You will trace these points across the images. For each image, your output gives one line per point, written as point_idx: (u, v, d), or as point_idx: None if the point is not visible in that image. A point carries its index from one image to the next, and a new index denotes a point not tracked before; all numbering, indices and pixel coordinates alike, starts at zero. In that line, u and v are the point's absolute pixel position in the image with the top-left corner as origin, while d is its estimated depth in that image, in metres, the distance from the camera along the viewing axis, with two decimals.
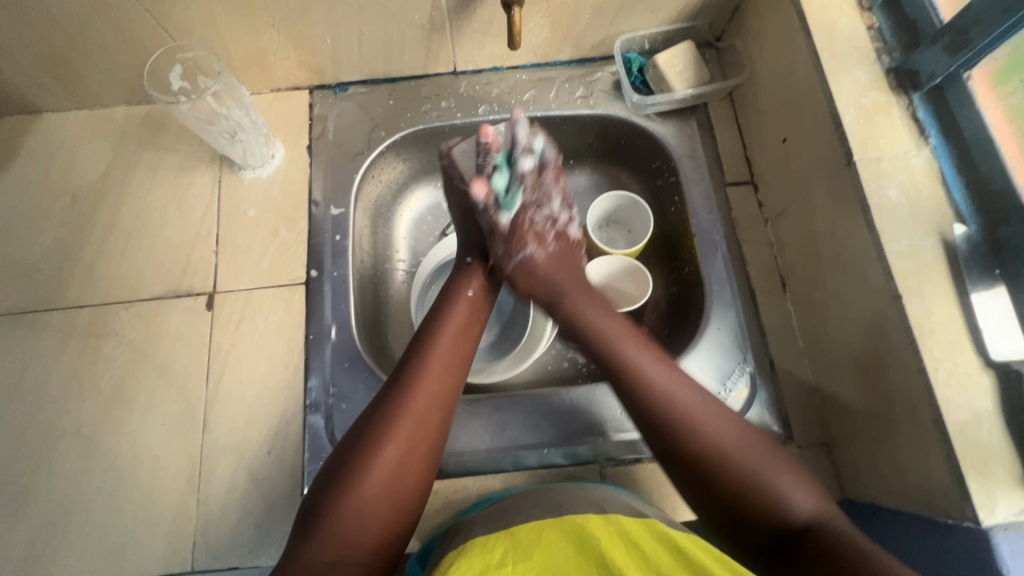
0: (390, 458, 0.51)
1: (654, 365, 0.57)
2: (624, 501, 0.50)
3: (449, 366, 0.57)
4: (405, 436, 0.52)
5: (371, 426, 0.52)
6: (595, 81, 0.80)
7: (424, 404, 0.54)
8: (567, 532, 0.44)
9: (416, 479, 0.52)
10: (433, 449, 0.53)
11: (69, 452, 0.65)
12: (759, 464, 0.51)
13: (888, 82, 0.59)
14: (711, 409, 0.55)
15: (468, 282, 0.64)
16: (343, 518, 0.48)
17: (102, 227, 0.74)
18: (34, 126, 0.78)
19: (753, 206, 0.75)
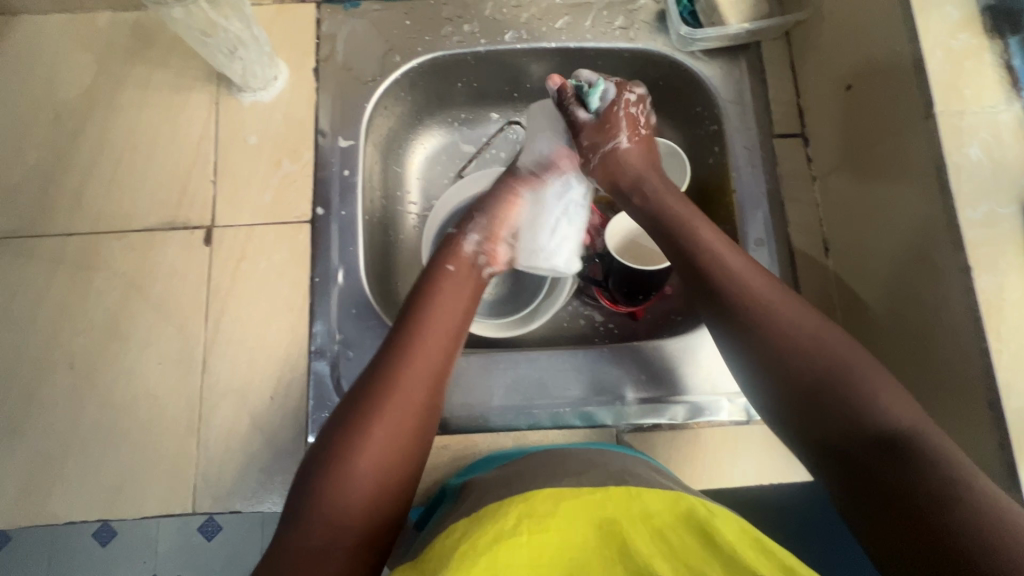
0: (376, 439, 0.47)
1: (731, 252, 0.53)
2: (646, 472, 0.47)
3: (439, 337, 0.53)
4: (393, 413, 0.48)
5: (351, 412, 0.48)
6: (636, 10, 0.71)
7: (406, 383, 0.49)
8: (588, 507, 0.41)
9: (410, 453, 0.48)
10: (426, 418, 0.50)
11: (63, 386, 0.62)
12: (844, 367, 0.46)
13: (982, 22, 0.51)
14: (783, 303, 0.50)
15: (449, 263, 0.59)
16: (326, 504, 0.44)
17: (89, 149, 0.68)
18: (10, 30, 0.70)
19: (801, 162, 0.69)
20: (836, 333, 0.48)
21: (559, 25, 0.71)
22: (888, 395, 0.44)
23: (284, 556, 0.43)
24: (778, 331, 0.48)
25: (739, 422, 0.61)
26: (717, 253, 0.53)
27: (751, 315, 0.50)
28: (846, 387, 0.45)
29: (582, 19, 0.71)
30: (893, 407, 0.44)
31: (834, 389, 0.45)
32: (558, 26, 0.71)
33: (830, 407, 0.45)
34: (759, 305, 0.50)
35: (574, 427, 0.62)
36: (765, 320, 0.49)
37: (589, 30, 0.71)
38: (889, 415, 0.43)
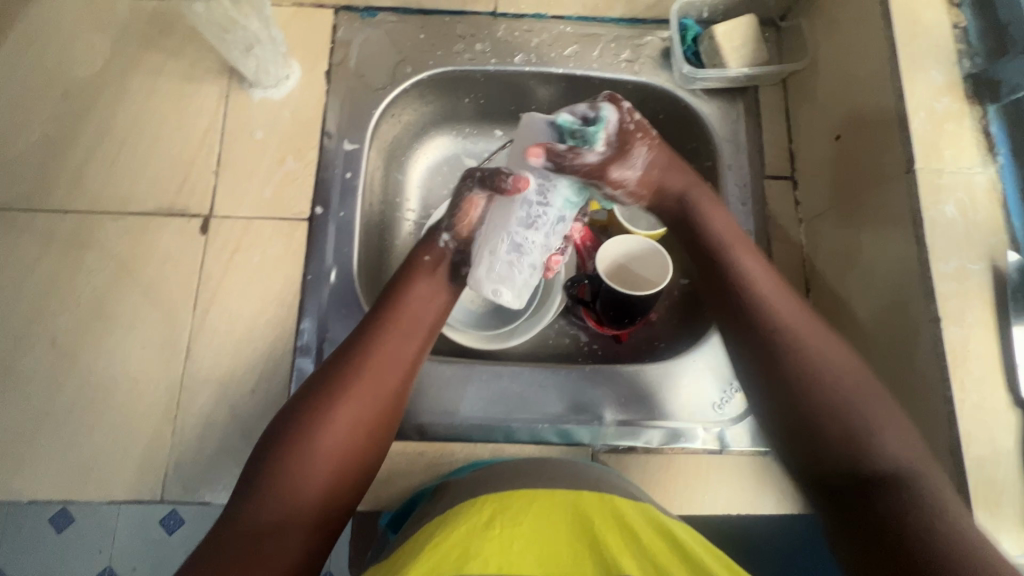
0: (343, 422, 0.48)
1: (764, 275, 0.55)
2: (618, 482, 0.49)
3: (411, 330, 0.54)
4: (359, 395, 0.49)
5: (317, 395, 0.49)
6: (642, 45, 0.74)
7: (381, 365, 0.51)
8: (561, 505, 0.43)
9: (368, 441, 0.49)
10: (389, 409, 0.51)
11: (41, 363, 0.61)
12: (858, 403, 0.48)
13: (965, 89, 0.55)
14: (814, 338, 0.51)
15: (423, 261, 0.58)
16: (286, 482, 0.45)
17: (94, 129, 0.68)
18: (27, 7, 0.71)
19: (789, 203, 0.71)
20: (857, 371, 0.49)
21: (567, 52, 0.74)
22: (896, 438, 0.46)
23: (236, 524, 0.43)
24: (815, 370, 0.49)
25: (713, 451, 0.62)
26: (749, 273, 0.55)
27: (788, 342, 0.51)
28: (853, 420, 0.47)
29: (590, 49, 0.74)
30: (896, 446, 0.46)
31: (843, 421, 0.47)
32: (566, 53, 0.74)
33: (840, 442, 0.47)
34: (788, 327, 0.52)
35: (551, 444, 0.63)
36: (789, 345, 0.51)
37: (596, 60, 0.74)
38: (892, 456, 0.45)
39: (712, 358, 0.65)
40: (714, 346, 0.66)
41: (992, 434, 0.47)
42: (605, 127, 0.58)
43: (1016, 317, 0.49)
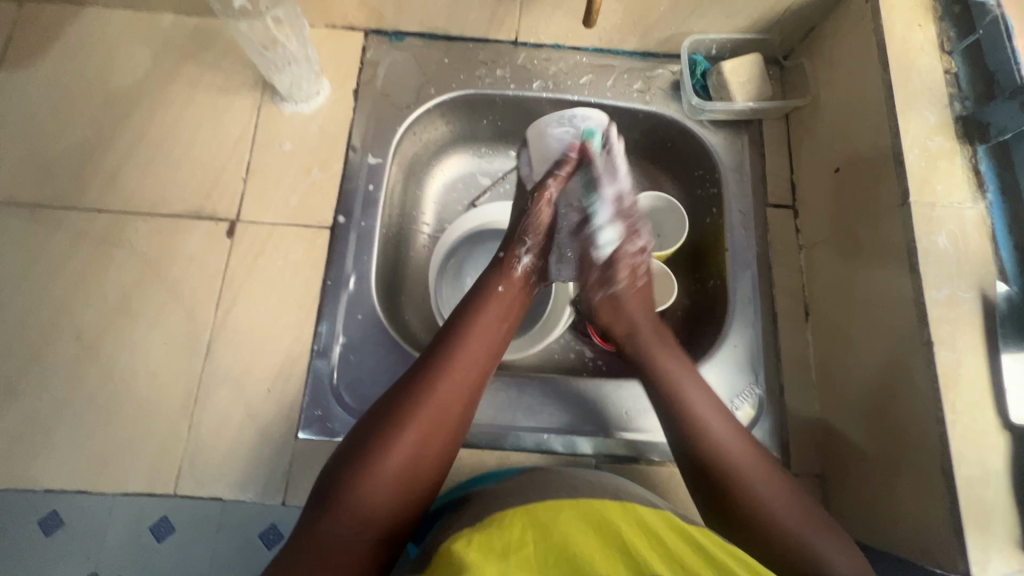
0: (408, 449, 0.49)
1: (700, 396, 0.58)
2: (637, 492, 0.51)
3: (476, 355, 0.55)
4: (424, 424, 0.50)
5: (388, 412, 0.50)
6: (654, 77, 0.79)
7: (447, 392, 0.52)
8: (588, 512, 0.44)
9: (432, 468, 0.50)
10: (452, 435, 0.52)
11: (65, 355, 0.63)
12: (799, 525, 0.50)
13: (956, 129, 0.58)
14: (761, 476, 0.53)
15: (500, 279, 0.62)
16: (361, 496, 0.46)
17: (131, 135, 0.72)
18: (75, 18, 0.75)
19: (789, 230, 0.74)
20: (792, 487, 0.53)
21: (583, 81, 0.78)
22: (838, 549, 0.49)
23: (307, 543, 0.45)
24: (758, 506, 0.51)
25: None
26: (697, 413, 0.56)
27: (726, 467, 0.53)
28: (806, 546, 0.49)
29: (605, 79, 0.78)
30: (846, 561, 0.48)
31: (800, 546, 0.49)
32: (582, 82, 0.78)
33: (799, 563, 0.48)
34: (735, 465, 0.53)
35: (557, 454, 0.65)
36: (739, 490, 0.52)
37: (610, 89, 0.78)
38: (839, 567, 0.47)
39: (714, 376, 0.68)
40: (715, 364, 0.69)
41: (981, 455, 0.49)
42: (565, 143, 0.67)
43: (1004, 345, 0.51)
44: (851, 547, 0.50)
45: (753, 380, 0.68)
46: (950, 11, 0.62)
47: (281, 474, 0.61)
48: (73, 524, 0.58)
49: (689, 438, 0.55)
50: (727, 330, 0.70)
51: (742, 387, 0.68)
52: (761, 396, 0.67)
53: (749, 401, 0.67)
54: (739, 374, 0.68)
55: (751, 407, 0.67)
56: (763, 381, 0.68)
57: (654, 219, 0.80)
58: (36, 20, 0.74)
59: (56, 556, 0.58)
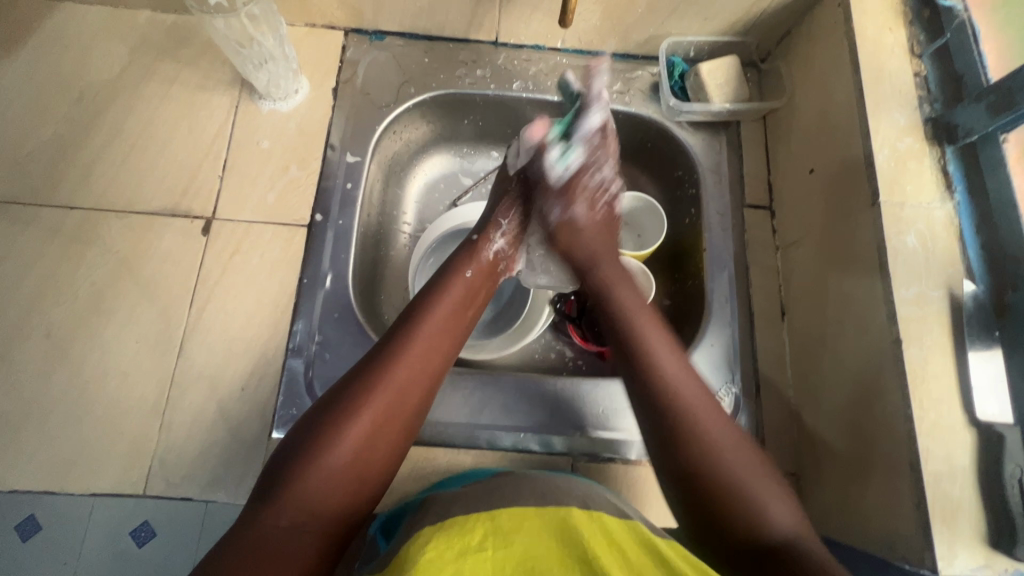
0: (361, 435, 0.48)
1: (667, 356, 0.56)
2: (605, 497, 0.51)
3: (436, 343, 0.55)
4: (379, 409, 0.50)
5: (341, 399, 0.50)
6: (634, 79, 0.79)
7: (405, 377, 0.52)
8: (552, 523, 0.44)
9: (385, 455, 0.50)
10: (408, 423, 0.52)
11: (34, 354, 0.62)
12: (744, 474, 0.50)
13: (925, 131, 0.59)
14: (708, 419, 0.52)
15: (466, 263, 0.63)
16: (305, 487, 0.46)
17: (106, 131, 0.71)
18: (50, 14, 0.74)
19: (767, 231, 0.75)
20: (743, 443, 0.52)
21: None
22: (778, 501, 0.49)
23: (249, 532, 0.44)
24: (706, 453, 0.50)
25: None
26: (652, 354, 0.56)
27: (679, 414, 0.52)
28: (747, 501, 0.48)
29: None
30: (783, 513, 0.48)
31: (742, 497, 0.49)
32: None
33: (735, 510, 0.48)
34: (690, 415, 0.52)
35: (533, 453, 0.65)
36: (687, 436, 0.51)
37: None
38: (776, 522, 0.47)
39: None
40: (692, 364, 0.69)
41: (948, 451, 0.49)
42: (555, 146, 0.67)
43: (971, 343, 0.52)
44: (788, 497, 0.50)
45: (729, 380, 0.68)
46: (919, 15, 0.63)
47: (254, 474, 0.60)
48: (41, 525, 0.57)
49: (645, 387, 0.54)
50: (705, 329, 0.70)
51: (719, 387, 0.68)
52: (738, 395, 0.68)
53: (725, 401, 0.68)
54: (716, 374, 0.69)
55: (728, 406, 0.67)
56: (740, 381, 0.69)
57: (634, 219, 0.81)
58: (10, 16, 0.73)
59: (21, 558, 0.57)
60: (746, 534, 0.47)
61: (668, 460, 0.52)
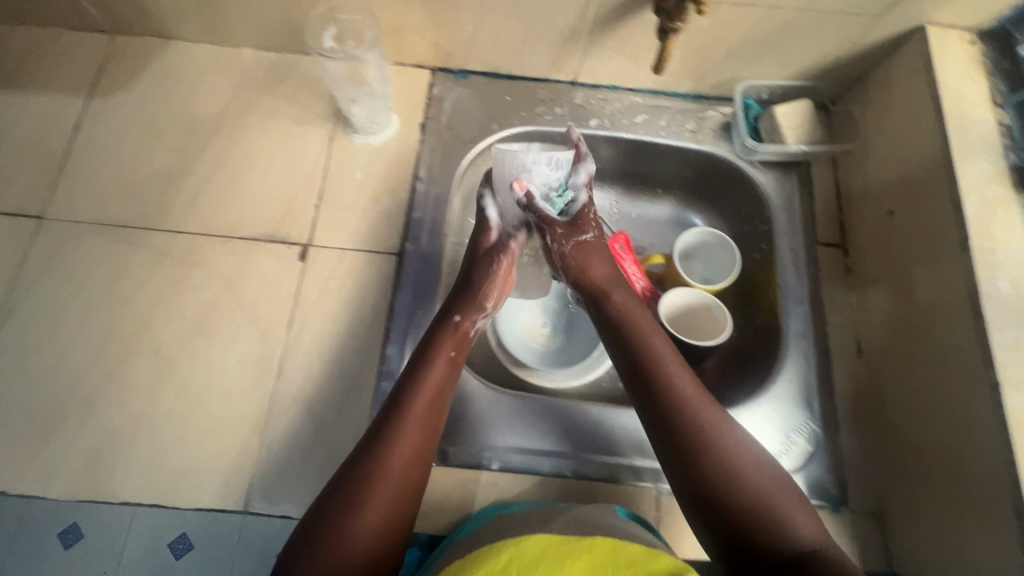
0: (378, 509, 0.51)
1: (681, 372, 0.59)
2: (631, 529, 0.52)
3: (430, 412, 0.58)
4: (392, 481, 0.52)
5: (356, 473, 0.52)
6: (705, 118, 0.83)
7: (411, 449, 0.55)
8: (576, 550, 0.45)
9: (398, 521, 0.52)
10: (415, 487, 0.54)
11: (144, 371, 0.66)
12: (763, 485, 0.53)
13: (1011, 178, 0.61)
14: (727, 435, 0.55)
15: (443, 340, 0.63)
16: (338, 548, 0.48)
17: (211, 161, 0.75)
18: (162, 51, 0.80)
19: (840, 269, 0.76)
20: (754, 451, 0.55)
21: (638, 120, 0.82)
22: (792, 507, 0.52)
23: None
24: (727, 466, 0.53)
25: None
26: (669, 374, 0.58)
27: (693, 426, 0.55)
28: (770, 512, 0.51)
29: (659, 118, 0.82)
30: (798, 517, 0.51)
31: (758, 507, 0.51)
32: (636, 121, 0.82)
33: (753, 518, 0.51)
34: (706, 428, 0.55)
35: (619, 481, 0.66)
36: (707, 449, 0.54)
37: (664, 128, 0.82)
38: (797, 532, 0.50)
39: (770, 411, 0.70)
40: (771, 398, 0.70)
41: None
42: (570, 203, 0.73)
43: None
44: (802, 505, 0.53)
45: (808, 416, 0.69)
46: (999, 67, 0.67)
47: None
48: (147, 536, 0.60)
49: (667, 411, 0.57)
50: (782, 365, 0.72)
51: (798, 422, 0.69)
52: (817, 432, 0.68)
53: (805, 437, 0.68)
54: (796, 409, 0.69)
55: (808, 442, 0.68)
56: (819, 418, 0.69)
57: (702, 252, 0.83)
58: (124, 53, 0.79)
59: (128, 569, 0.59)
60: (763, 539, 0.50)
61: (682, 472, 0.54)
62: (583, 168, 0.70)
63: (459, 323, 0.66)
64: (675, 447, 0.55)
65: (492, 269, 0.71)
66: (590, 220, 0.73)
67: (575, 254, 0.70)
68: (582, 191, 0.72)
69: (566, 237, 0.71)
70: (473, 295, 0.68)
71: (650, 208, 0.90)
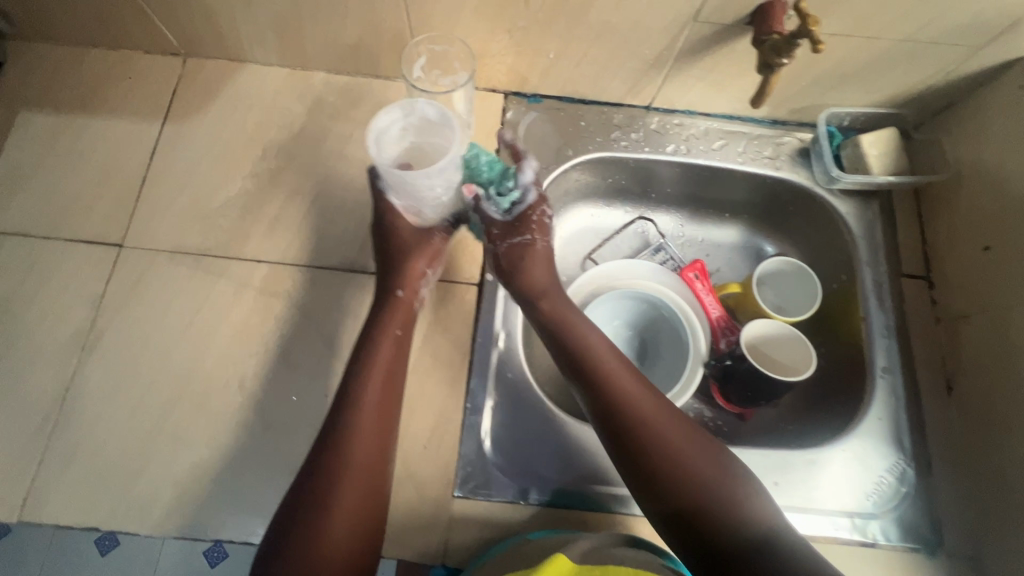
0: (346, 505, 0.51)
1: (621, 371, 0.59)
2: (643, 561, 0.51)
3: (382, 397, 0.58)
4: (352, 474, 0.52)
5: (319, 472, 0.52)
6: (782, 144, 0.81)
7: (368, 438, 0.55)
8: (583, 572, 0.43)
9: (367, 511, 0.52)
10: (378, 474, 0.55)
11: (230, 404, 0.65)
12: (712, 475, 0.53)
13: None
14: (674, 428, 0.56)
15: (392, 319, 0.63)
16: (309, 551, 0.48)
17: (287, 188, 0.75)
18: (235, 74, 0.79)
19: (926, 302, 0.75)
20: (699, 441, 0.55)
21: (714, 146, 0.80)
22: (745, 494, 0.52)
23: None
24: (676, 459, 0.53)
25: (867, 544, 0.64)
26: (610, 373, 0.59)
27: (637, 424, 0.55)
28: (724, 501, 0.51)
29: (736, 144, 0.81)
30: (752, 504, 0.51)
31: (711, 500, 0.51)
32: (713, 147, 0.80)
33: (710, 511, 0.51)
34: (650, 424, 0.55)
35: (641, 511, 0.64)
36: (652, 444, 0.54)
37: (741, 154, 0.80)
38: (749, 518, 0.50)
39: (861, 448, 0.68)
40: (862, 436, 0.69)
41: None
42: (515, 202, 0.67)
43: None
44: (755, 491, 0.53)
45: (900, 455, 0.68)
46: None
47: (441, 533, 0.61)
48: None
49: (610, 410, 0.57)
50: (870, 400, 0.70)
51: (891, 462, 0.67)
52: (910, 472, 0.67)
53: (897, 477, 0.67)
54: (888, 448, 0.68)
55: (900, 482, 0.67)
56: (911, 457, 0.68)
57: (778, 282, 0.81)
58: (197, 77, 0.78)
59: None
60: (721, 530, 0.50)
61: (635, 470, 0.54)
62: (525, 169, 0.66)
63: (401, 297, 0.65)
64: (626, 447, 0.55)
65: (429, 240, 0.68)
66: (532, 220, 0.67)
67: (512, 255, 0.66)
68: (529, 190, 0.67)
69: (502, 238, 0.67)
70: (411, 264, 0.66)
71: (717, 232, 0.88)
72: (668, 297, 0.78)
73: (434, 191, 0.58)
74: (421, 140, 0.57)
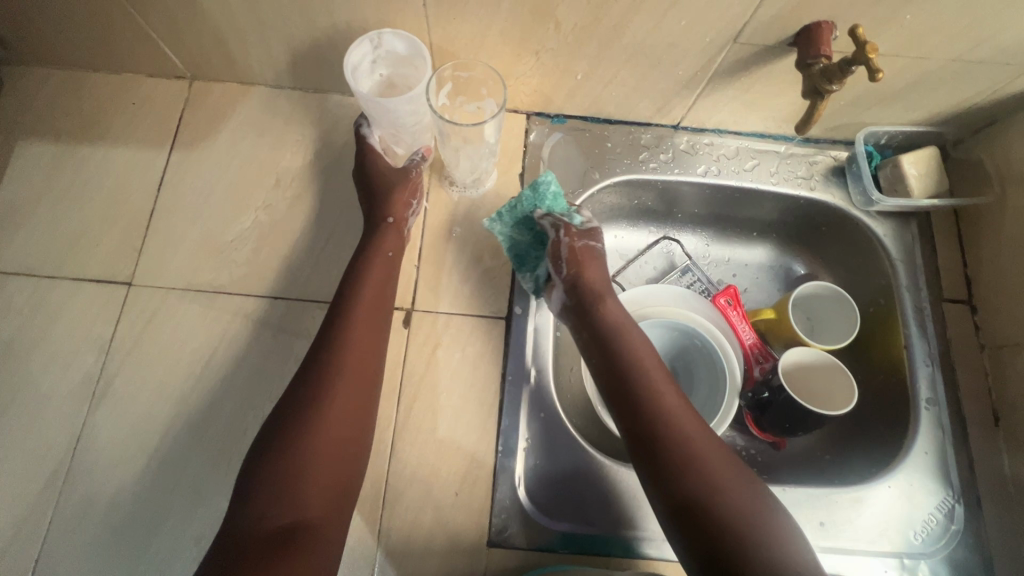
0: (315, 457, 0.50)
1: (667, 385, 0.56)
2: None
3: (362, 352, 0.57)
4: (323, 425, 0.52)
5: (290, 423, 0.52)
6: (815, 163, 0.78)
7: (343, 394, 0.54)
8: None
9: (339, 466, 0.52)
10: (355, 432, 0.54)
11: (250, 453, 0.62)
12: (748, 508, 0.49)
13: None
14: (714, 452, 0.52)
15: (378, 248, 0.64)
16: (273, 501, 0.48)
17: (303, 218, 0.71)
18: (245, 98, 0.75)
19: (969, 329, 0.72)
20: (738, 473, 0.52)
21: (746, 167, 0.77)
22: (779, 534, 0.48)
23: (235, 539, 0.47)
24: (714, 485, 0.50)
25: None
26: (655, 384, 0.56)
27: (677, 440, 0.52)
28: (760, 540, 0.47)
29: (768, 164, 0.78)
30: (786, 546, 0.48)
31: (745, 535, 0.48)
32: (745, 167, 0.77)
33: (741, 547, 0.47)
34: (693, 444, 0.52)
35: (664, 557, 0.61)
36: (690, 464, 0.51)
37: (774, 174, 0.77)
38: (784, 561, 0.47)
39: (907, 484, 0.66)
40: (909, 470, 0.66)
41: None
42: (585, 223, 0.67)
43: None
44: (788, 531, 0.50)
45: (948, 491, 0.65)
46: None
47: None
48: None
49: (653, 420, 0.54)
50: (915, 433, 0.68)
51: (939, 498, 0.65)
52: (959, 509, 0.65)
53: (945, 515, 0.64)
54: (935, 483, 0.66)
55: (949, 520, 0.64)
56: (959, 493, 0.65)
57: (814, 306, 0.79)
58: (205, 101, 0.74)
59: None
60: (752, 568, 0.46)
61: (667, 486, 0.51)
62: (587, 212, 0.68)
63: (390, 225, 0.66)
64: (664, 460, 0.52)
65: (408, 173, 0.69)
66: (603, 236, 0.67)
67: (576, 258, 0.64)
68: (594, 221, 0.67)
69: (580, 237, 0.65)
70: (395, 195, 0.67)
71: (745, 253, 0.84)
72: (703, 326, 0.73)
73: (415, 115, 0.67)
74: (392, 72, 0.66)
